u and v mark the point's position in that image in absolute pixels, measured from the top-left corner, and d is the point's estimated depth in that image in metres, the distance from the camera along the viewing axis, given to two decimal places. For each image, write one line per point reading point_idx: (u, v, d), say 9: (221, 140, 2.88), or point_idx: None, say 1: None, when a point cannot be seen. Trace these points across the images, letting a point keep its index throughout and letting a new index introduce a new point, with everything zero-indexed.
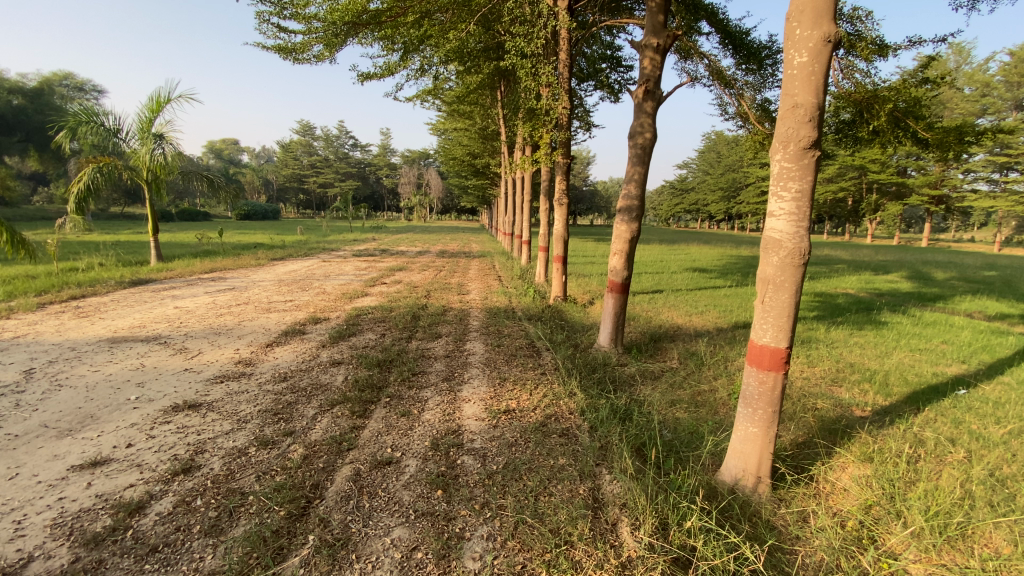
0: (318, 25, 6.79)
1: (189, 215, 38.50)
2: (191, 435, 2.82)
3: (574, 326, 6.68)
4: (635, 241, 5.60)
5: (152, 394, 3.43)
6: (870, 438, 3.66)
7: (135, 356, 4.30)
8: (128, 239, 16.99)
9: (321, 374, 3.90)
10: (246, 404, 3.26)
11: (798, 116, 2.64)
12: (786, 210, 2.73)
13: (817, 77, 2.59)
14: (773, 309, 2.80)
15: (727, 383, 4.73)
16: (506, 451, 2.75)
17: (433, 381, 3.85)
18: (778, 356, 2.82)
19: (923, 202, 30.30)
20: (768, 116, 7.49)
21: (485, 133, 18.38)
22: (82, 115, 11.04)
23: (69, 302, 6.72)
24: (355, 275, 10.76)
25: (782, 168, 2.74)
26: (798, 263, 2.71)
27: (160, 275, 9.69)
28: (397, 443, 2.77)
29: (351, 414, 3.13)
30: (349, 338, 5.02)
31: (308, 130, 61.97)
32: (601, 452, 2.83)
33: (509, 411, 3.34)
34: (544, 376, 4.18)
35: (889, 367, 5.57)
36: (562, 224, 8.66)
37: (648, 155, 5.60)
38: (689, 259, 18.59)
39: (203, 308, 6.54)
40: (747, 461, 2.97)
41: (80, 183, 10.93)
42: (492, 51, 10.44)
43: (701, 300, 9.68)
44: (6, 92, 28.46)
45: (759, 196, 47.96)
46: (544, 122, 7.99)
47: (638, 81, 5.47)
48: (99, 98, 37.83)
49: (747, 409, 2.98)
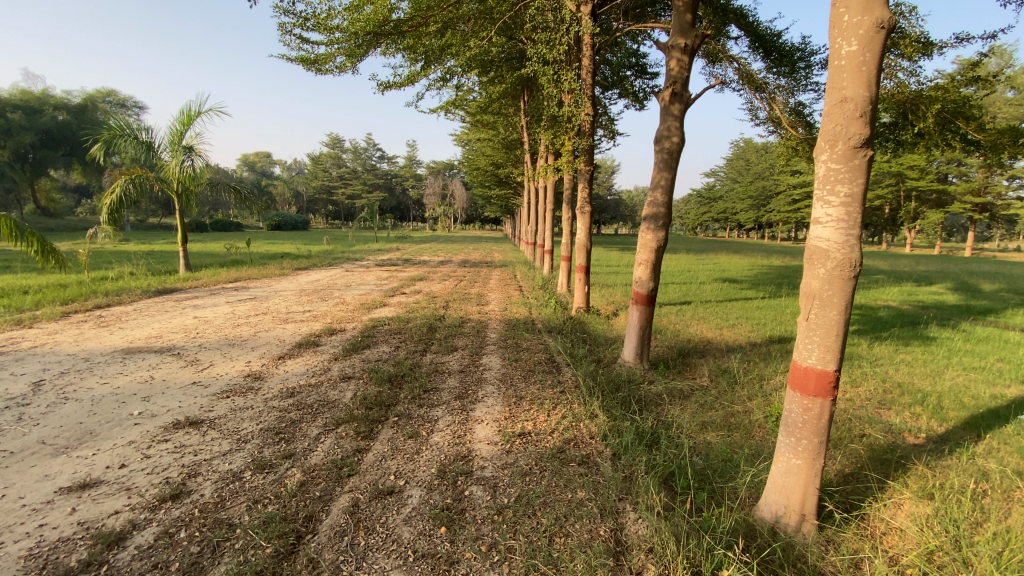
0: (340, 35, 6.76)
1: (222, 226, 39.70)
2: (187, 456, 2.67)
3: (597, 339, 6.39)
4: (662, 251, 5.31)
5: (155, 409, 3.31)
6: (928, 471, 3.27)
7: (146, 368, 4.22)
8: (161, 249, 17.47)
9: (329, 389, 3.73)
10: (249, 422, 3.11)
11: (848, 112, 2.35)
12: (834, 216, 2.44)
13: (868, 67, 2.31)
14: (820, 327, 2.51)
15: (763, 404, 4.40)
16: (518, 482, 2.51)
17: (445, 399, 3.64)
18: (825, 380, 2.53)
19: (966, 210, 28.85)
20: (803, 121, 7.11)
21: (509, 142, 18.28)
22: (117, 128, 11.26)
23: (94, 311, 6.82)
24: (376, 284, 10.75)
25: (829, 170, 2.46)
26: (847, 275, 2.41)
27: (185, 284, 9.83)
28: (401, 469, 2.56)
29: (356, 435, 2.94)
30: (363, 351, 4.87)
31: (337, 143, 63.37)
32: (626, 484, 2.56)
33: (524, 434, 3.10)
34: (564, 395, 3.92)
35: (942, 388, 5.10)
36: (584, 232, 8.39)
37: (675, 161, 5.32)
38: (718, 269, 18.00)
39: (222, 318, 6.52)
40: (790, 497, 2.66)
41: (113, 194, 11.23)
42: (515, 60, 10.32)
43: (732, 312, 9.25)
44: (53, 108, 29.97)
45: (790, 204, 46.62)
46: (566, 129, 7.80)
47: (665, 84, 5.21)
48: (139, 114, 39.54)
49: (789, 439, 2.69)
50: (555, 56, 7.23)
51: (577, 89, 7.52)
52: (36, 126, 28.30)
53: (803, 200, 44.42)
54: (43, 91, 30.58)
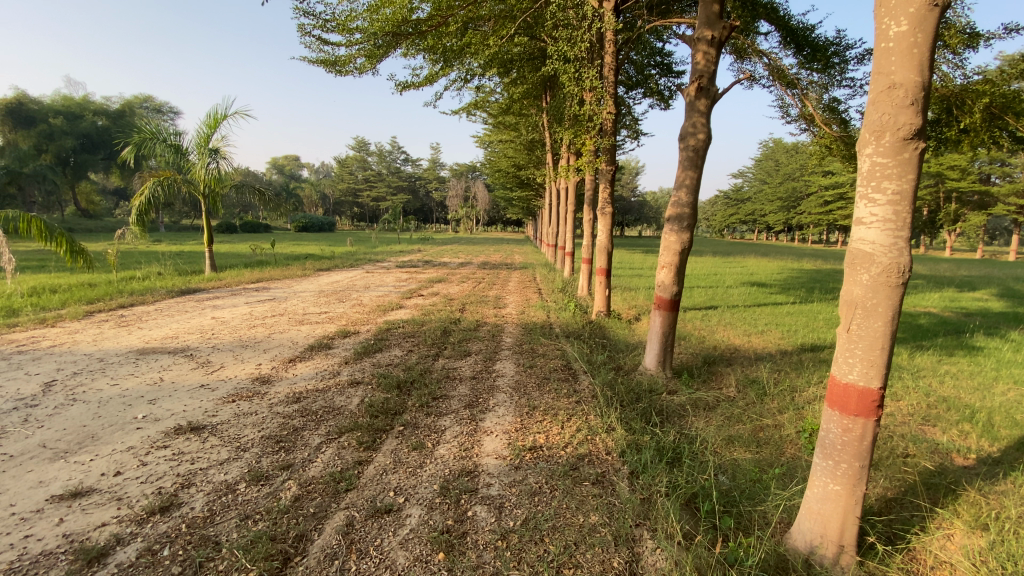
0: (359, 36, 6.71)
1: (251, 227, 40.64)
2: (183, 464, 2.58)
3: (617, 345, 6.16)
4: (687, 253, 5.07)
5: (158, 413, 3.25)
6: (980, 497, 2.96)
7: (156, 369, 4.19)
8: (191, 249, 17.91)
9: (336, 395, 3.61)
10: (250, 428, 3.01)
11: (896, 99, 2.11)
12: (879, 216, 2.20)
13: (920, 49, 2.06)
14: (863, 339, 2.27)
15: (795, 419, 4.13)
16: (526, 502, 2.33)
17: (454, 407, 3.48)
18: (868, 398, 2.29)
19: (1010, 212, 27.38)
20: (837, 118, 6.74)
21: (531, 143, 18.10)
22: (148, 132, 11.54)
23: (116, 310, 6.91)
24: (394, 286, 10.71)
25: (874, 165, 2.22)
26: (895, 282, 2.16)
27: (208, 284, 9.96)
28: (402, 485, 2.40)
29: (359, 446, 2.80)
30: (374, 354, 4.77)
31: (362, 145, 64.19)
32: (644, 508, 2.36)
33: (535, 448, 2.92)
34: (579, 405, 3.73)
35: (992, 403, 4.71)
36: (606, 234, 8.17)
37: (701, 160, 5.06)
38: (745, 273, 17.42)
39: (238, 319, 6.51)
40: (827, 526, 2.44)
41: (142, 196, 11.45)
42: (536, 59, 10.16)
43: (760, 318, 8.87)
44: (93, 114, 31.28)
45: (821, 206, 45.12)
46: (587, 128, 7.60)
47: (691, 78, 4.98)
48: (174, 119, 40.90)
49: (827, 462, 2.45)
50: (577, 53, 7.04)
51: (599, 87, 7.30)
52: (77, 131, 29.50)
53: (835, 202, 42.99)
54: (84, 98, 31.82)
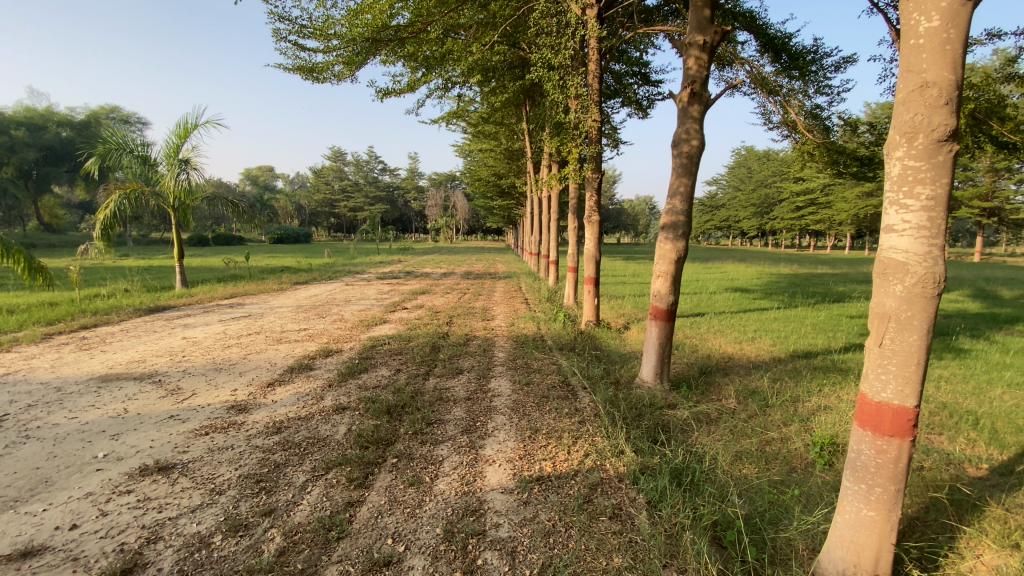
0: (337, 41, 6.45)
1: (225, 239, 39.54)
2: (149, 513, 2.27)
3: (611, 357, 5.98)
4: (683, 262, 4.92)
5: (122, 451, 2.92)
6: (1007, 514, 2.80)
7: (121, 399, 3.82)
8: (162, 264, 17.19)
9: (321, 424, 3.32)
10: (226, 466, 2.71)
11: (930, 98, 1.98)
12: (913, 222, 2.06)
13: (953, 45, 1.93)
14: (896, 355, 2.12)
15: (801, 432, 3.98)
16: (540, 544, 2.12)
17: (451, 434, 3.23)
18: (903, 417, 2.13)
19: (973, 215, 28.25)
20: (820, 124, 6.68)
21: (511, 153, 17.98)
22: (113, 142, 11.02)
23: (78, 332, 6.44)
24: (377, 299, 10.37)
25: (905, 168, 2.08)
26: (931, 293, 2.02)
27: (179, 301, 9.47)
28: (401, 531, 2.15)
29: (349, 483, 2.53)
30: (360, 375, 4.48)
31: (339, 155, 63.36)
32: (669, 545, 2.17)
33: (542, 479, 2.70)
34: (583, 426, 3.52)
35: (993, 408, 4.60)
36: (593, 242, 8.01)
37: (695, 166, 4.92)
38: (727, 279, 17.54)
39: (212, 339, 6.12)
40: (861, 555, 2.26)
41: (107, 210, 10.89)
42: (517, 68, 10.03)
43: (749, 325, 8.81)
44: (57, 125, 30.13)
45: (793, 212, 46.14)
46: (572, 136, 7.46)
47: (683, 84, 4.86)
48: (142, 130, 39.69)
49: (859, 486, 2.28)
50: (561, 61, 6.92)
51: (584, 94, 7.20)
52: (39, 143, 28.31)
53: (806, 207, 44.03)
54: (47, 109, 30.63)
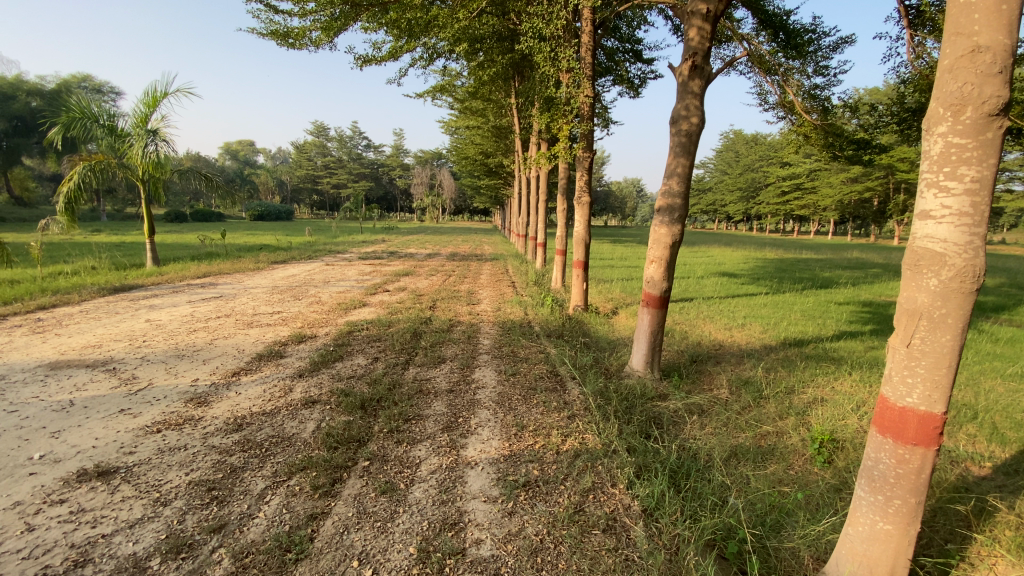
0: (314, 4, 5.98)
1: (203, 216, 38.33)
2: (81, 530, 1.98)
3: (600, 344, 5.75)
4: (678, 247, 4.66)
5: (60, 452, 2.60)
6: (1018, 520, 2.65)
7: (68, 390, 3.47)
8: (133, 240, 16.44)
9: (288, 420, 3.03)
10: (175, 471, 2.42)
11: (981, 66, 1.72)
12: (953, 208, 1.81)
13: (1011, 5, 1.68)
14: (926, 355, 1.89)
15: (798, 426, 3.81)
16: (526, 566, 1.88)
17: (430, 431, 2.97)
18: (929, 425, 1.90)
19: None
20: (818, 104, 6.35)
21: (499, 131, 17.48)
22: (75, 110, 10.34)
23: (33, 314, 6.00)
24: (357, 281, 9.96)
25: (948, 146, 1.83)
26: (968, 289, 1.79)
27: (147, 280, 8.99)
28: (369, 550, 1.89)
29: (313, 492, 2.26)
30: (334, 364, 4.19)
31: (322, 130, 61.67)
32: (671, 564, 1.96)
33: (530, 484, 2.47)
34: (573, 422, 3.30)
35: (988, 401, 4.47)
36: (583, 224, 7.70)
37: (694, 146, 4.62)
38: (714, 262, 17.44)
39: (177, 322, 5.73)
40: (875, 571, 2.05)
41: (69, 182, 10.25)
42: (506, 41, 9.53)
43: (738, 311, 8.67)
44: (24, 93, 28.80)
45: (779, 196, 46.24)
46: (564, 111, 7.10)
47: (684, 56, 4.54)
48: (115, 100, 38.01)
49: (876, 497, 2.06)
50: (553, 31, 6.51)
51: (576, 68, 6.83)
52: (5, 112, 27.03)
53: (791, 193, 44.07)
54: (12, 75, 29.11)
